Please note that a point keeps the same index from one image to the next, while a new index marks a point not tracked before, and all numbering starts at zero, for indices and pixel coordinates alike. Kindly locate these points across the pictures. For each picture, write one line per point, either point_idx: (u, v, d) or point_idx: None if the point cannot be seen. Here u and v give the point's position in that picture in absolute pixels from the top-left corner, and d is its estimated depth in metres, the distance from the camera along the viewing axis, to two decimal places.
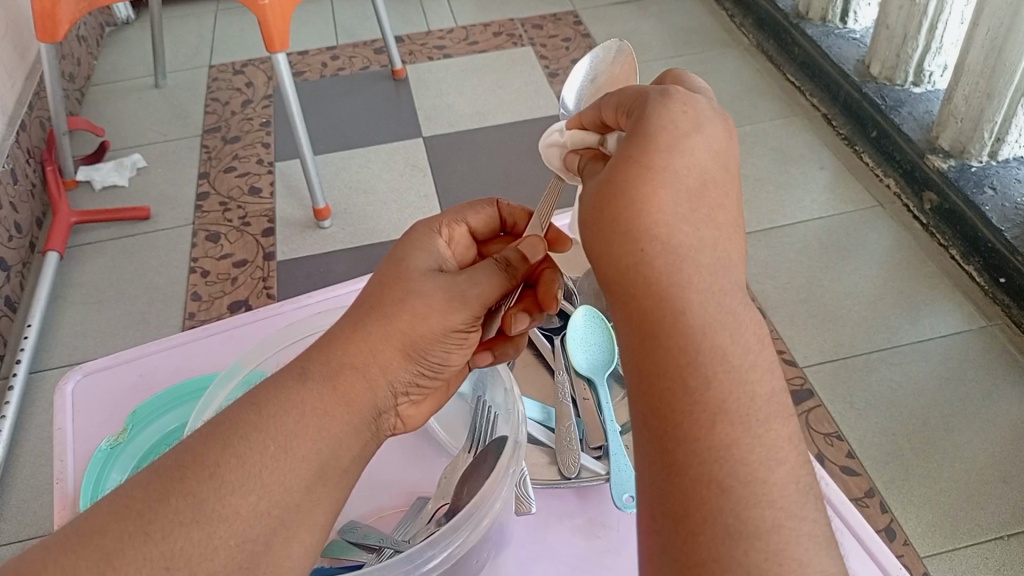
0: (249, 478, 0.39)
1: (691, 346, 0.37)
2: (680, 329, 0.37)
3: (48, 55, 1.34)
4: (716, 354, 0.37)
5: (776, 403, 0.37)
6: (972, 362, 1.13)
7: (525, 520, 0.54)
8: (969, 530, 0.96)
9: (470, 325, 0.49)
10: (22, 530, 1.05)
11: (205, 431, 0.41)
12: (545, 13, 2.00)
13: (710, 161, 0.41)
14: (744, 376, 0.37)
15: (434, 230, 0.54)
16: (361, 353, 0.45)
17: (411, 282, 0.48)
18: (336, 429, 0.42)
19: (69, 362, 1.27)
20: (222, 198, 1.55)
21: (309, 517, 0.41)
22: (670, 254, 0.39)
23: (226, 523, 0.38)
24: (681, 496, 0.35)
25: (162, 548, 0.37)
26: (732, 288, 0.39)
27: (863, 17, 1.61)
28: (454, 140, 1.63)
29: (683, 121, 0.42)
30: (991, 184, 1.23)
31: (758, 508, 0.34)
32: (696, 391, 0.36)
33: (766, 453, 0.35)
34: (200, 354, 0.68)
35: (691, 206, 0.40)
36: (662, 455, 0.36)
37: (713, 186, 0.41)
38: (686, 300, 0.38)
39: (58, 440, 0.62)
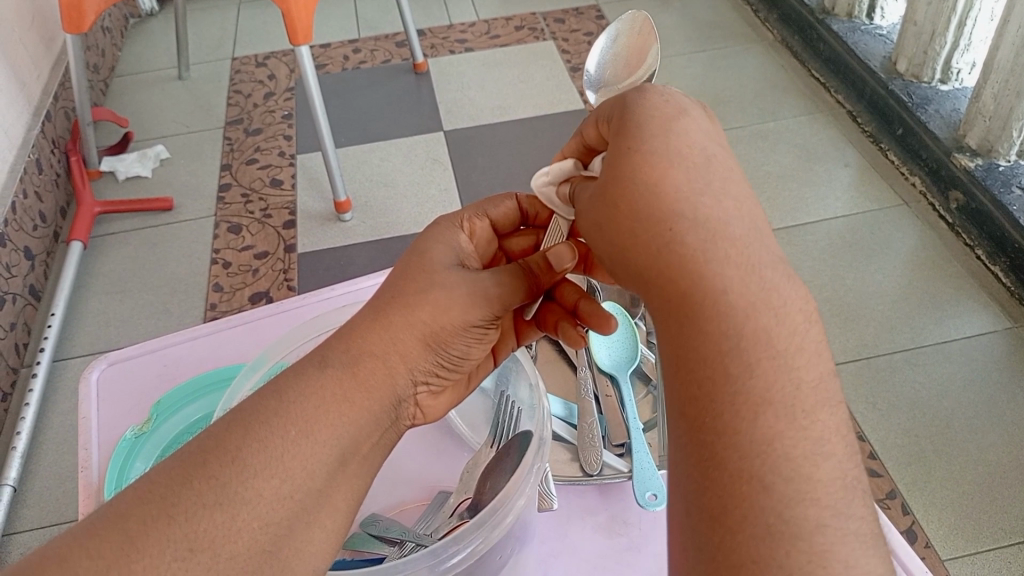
0: (272, 462, 0.39)
1: (730, 332, 0.37)
2: (717, 312, 0.37)
3: (75, 47, 1.35)
4: (753, 339, 0.37)
5: (824, 390, 0.37)
6: (997, 364, 1.12)
7: (547, 517, 0.54)
8: (992, 533, 0.95)
9: (489, 322, 0.49)
10: (46, 517, 1.06)
11: (228, 419, 0.41)
12: (567, 7, 1.99)
13: (704, 138, 0.42)
14: (789, 362, 0.36)
15: (456, 225, 0.54)
16: (381, 341, 0.45)
17: (434, 274, 0.48)
18: (357, 415, 0.42)
19: (91, 350, 1.28)
20: (244, 190, 1.56)
21: (331, 502, 0.41)
22: (701, 231, 0.38)
23: (250, 506, 0.38)
24: (719, 492, 0.35)
25: (186, 530, 0.36)
26: (768, 270, 0.38)
27: (890, 13, 1.58)
28: (475, 134, 1.63)
29: (669, 106, 0.43)
30: (1019, 184, 1.21)
31: (802, 506, 0.34)
32: (737, 380, 0.36)
33: (812, 447, 0.35)
34: (224, 345, 0.68)
35: (705, 181, 0.40)
36: (701, 449, 0.36)
37: (717, 162, 0.41)
38: (722, 282, 0.37)
39: (83, 429, 0.62)
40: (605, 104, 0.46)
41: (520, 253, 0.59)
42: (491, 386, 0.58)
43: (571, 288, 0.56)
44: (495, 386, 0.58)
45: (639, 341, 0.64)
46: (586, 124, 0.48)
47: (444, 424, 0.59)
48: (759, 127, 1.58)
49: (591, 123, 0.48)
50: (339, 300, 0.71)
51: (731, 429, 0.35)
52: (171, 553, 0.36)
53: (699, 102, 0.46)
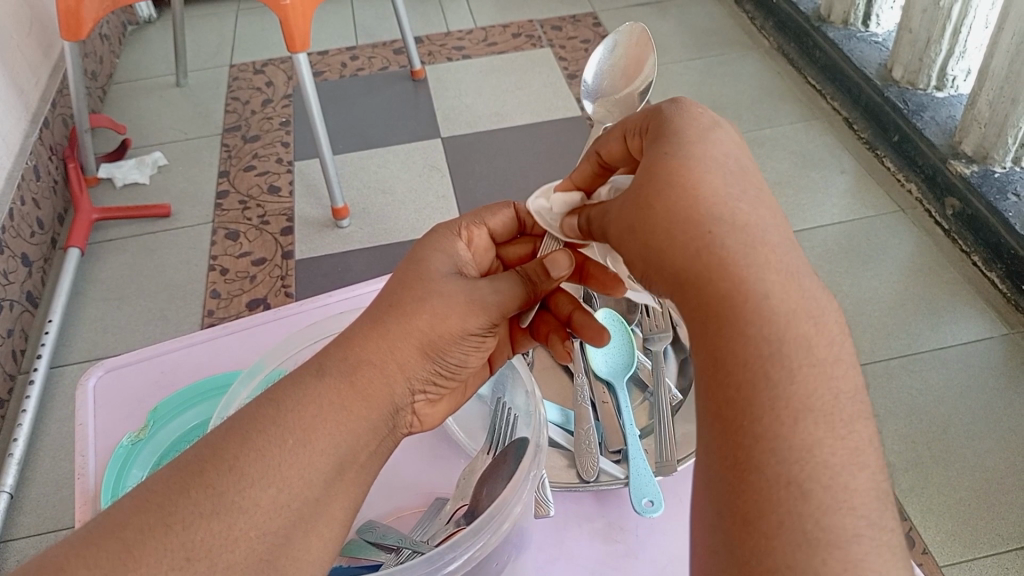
0: (269, 471, 0.39)
1: (771, 336, 0.36)
2: (756, 318, 0.37)
3: (73, 54, 1.36)
4: (793, 344, 0.36)
5: (859, 403, 0.36)
6: (994, 370, 1.12)
7: (543, 523, 0.54)
8: (989, 539, 0.95)
9: (487, 329, 0.50)
10: (42, 524, 1.06)
11: (224, 427, 0.41)
12: (564, 14, 2.00)
13: (738, 152, 0.43)
14: (827, 371, 0.36)
15: (453, 232, 0.54)
16: (380, 350, 0.45)
17: (433, 282, 0.48)
18: (355, 424, 0.43)
19: (88, 357, 1.28)
20: (242, 197, 1.56)
21: (328, 511, 0.41)
22: (741, 238, 0.38)
23: (247, 515, 0.38)
24: (755, 495, 0.34)
25: (184, 539, 0.36)
26: (804, 280, 0.38)
27: (885, 20, 1.59)
28: (473, 141, 1.63)
29: (704, 118, 0.45)
30: (1014, 190, 1.22)
31: (838, 515, 0.33)
32: (777, 384, 0.35)
33: (849, 457, 0.34)
34: (222, 353, 0.68)
35: (741, 188, 0.41)
36: (734, 452, 0.35)
37: (752, 176, 0.42)
38: (763, 284, 0.37)
39: (80, 436, 0.62)
40: (635, 117, 0.48)
41: (517, 260, 0.59)
42: (488, 393, 0.58)
43: (565, 298, 0.57)
44: (492, 392, 0.58)
45: (636, 347, 0.63)
46: (611, 137, 0.49)
47: (441, 430, 0.59)
48: (755, 134, 1.58)
49: (617, 137, 0.49)
50: (337, 307, 0.71)
51: (767, 433, 0.35)
52: (168, 563, 0.36)
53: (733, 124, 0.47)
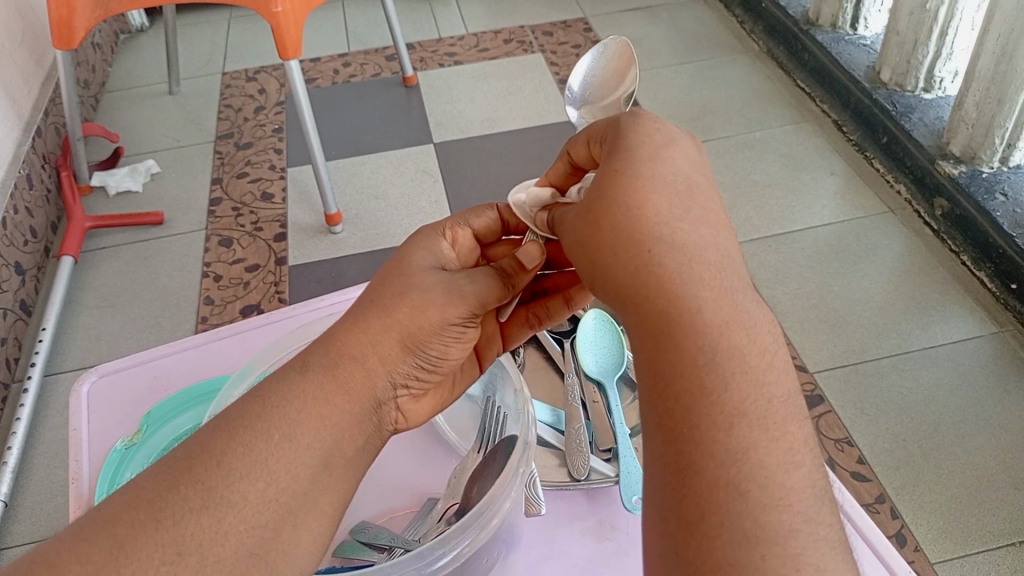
0: (256, 466, 0.40)
1: (706, 346, 0.38)
2: (694, 331, 0.39)
3: (65, 62, 1.36)
4: (727, 354, 0.38)
5: (792, 405, 0.38)
6: (983, 368, 1.13)
7: (535, 522, 0.54)
8: (980, 536, 0.95)
9: (468, 320, 0.50)
10: (37, 532, 1.06)
11: (213, 425, 0.42)
12: (555, 20, 2.01)
13: (689, 168, 0.45)
14: (759, 378, 0.38)
15: (439, 232, 0.55)
16: (361, 344, 0.45)
17: (412, 277, 0.49)
18: (339, 418, 0.43)
19: (82, 365, 1.28)
20: (235, 204, 1.56)
21: (317, 505, 0.41)
22: (678, 254, 0.41)
23: (236, 510, 0.38)
24: (696, 498, 0.36)
25: (173, 534, 0.37)
26: (740, 294, 0.41)
27: (873, 23, 1.60)
28: (465, 146, 1.64)
29: (658, 134, 0.46)
30: (1002, 190, 1.23)
31: (775, 512, 0.35)
32: (713, 391, 0.37)
33: (784, 456, 0.36)
34: (214, 357, 0.69)
35: (684, 209, 0.42)
36: (677, 458, 0.37)
37: (699, 192, 0.44)
38: (696, 300, 0.39)
39: (74, 441, 0.63)
40: (600, 123, 0.50)
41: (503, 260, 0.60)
42: (478, 393, 0.59)
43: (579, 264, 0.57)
44: (483, 392, 0.58)
45: (626, 349, 0.65)
46: (576, 142, 0.51)
47: (432, 430, 0.60)
48: (745, 137, 1.59)
49: (582, 142, 0.50)
50: (327, 310, 0.72)
51: (705, 438, 0.36)
52: (159, 557, 0.36)
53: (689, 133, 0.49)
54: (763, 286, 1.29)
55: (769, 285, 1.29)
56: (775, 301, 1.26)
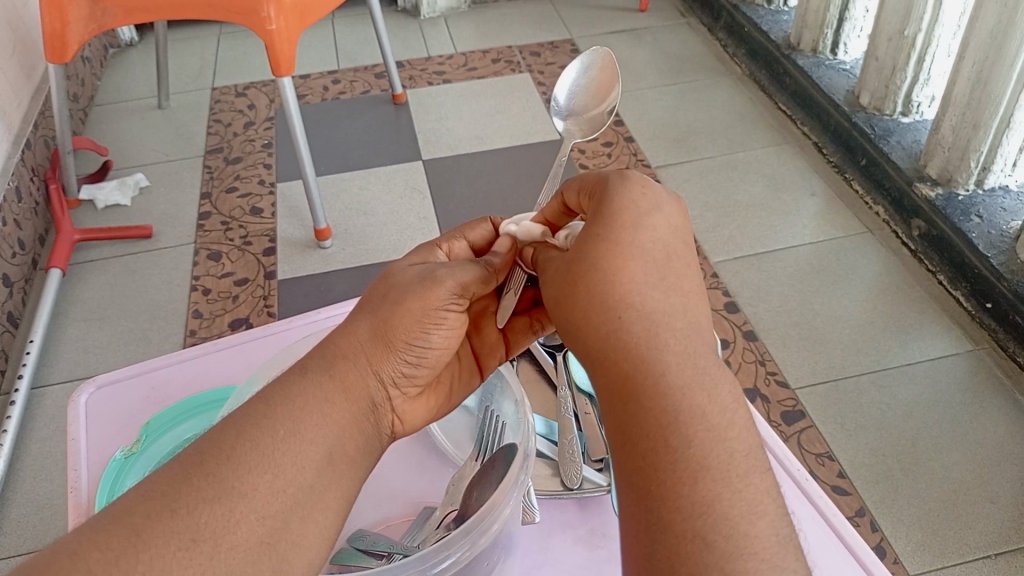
0: (264, 459, 0.41)
1: (670, 407, 0.41)
2: (659, 393, 0.41)
3: (57, 76, 1.37)
4: (691, 414, 0.40)
5: (754, 459, 0.40)
6: (960, 385, 1.16)
7: (528, 530, 0.56)
8: (957, 549, 0.98)
9: (451, 303, 0.51)
10: (22, 544, 1.06)
11: (221, 424, 0.43)
12: (542, 41, 2.04)
13: (668, 234, 0.46)
14: (723, 434, 0.40)
15: (434, 244, 0.58)
16: (350, 346, 0.48)
17: (392, 278, 0.51)
18: (337, 414, 0.45)
19: (69, 377, 1.28)
20: (224, 218, 1.57)
21: (321, 499, 0.42)
22: (645, 320, 0.43)
23: (246, 500, 0.40)
24: (665, 553, 0.38)
25: (187, 522, 0.38)
26: (702, 356, 0.43)
27: (852, 49, 1.65)
28: (454, 164, 1.66)
29: (644, 200, 0.47)
30: (978, 212, 1.26)
31: (740, 561, 0.37)
32: (678, 449, 0.40)
33: (746, 509, 0.38)
34: (213, 369, 0.70)
35: (659, 276, 0.44)
36: (648, 514, 0.39)
37: (675, 260, 0.46)
38: (662, 365, 0.42)
39: (72, 450, 0.63)
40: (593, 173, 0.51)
41: None
42: (474, 405, 0.60)
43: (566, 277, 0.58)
44: (479, 404, 0.60)
45: None
46: (568, 188, 0.52)
47: (429, 441, 0.61)
48: (729, 158, 1.63)
49: (573, 189, 0.52)
50: (324, 323, 0.73)
51: (670, 492, 0.39)
52: (176, 544, 0.37)
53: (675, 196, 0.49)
54: (746, 303, 1.31)
55: (752, 302, 1.31)
56: (757, 318, 1.28)
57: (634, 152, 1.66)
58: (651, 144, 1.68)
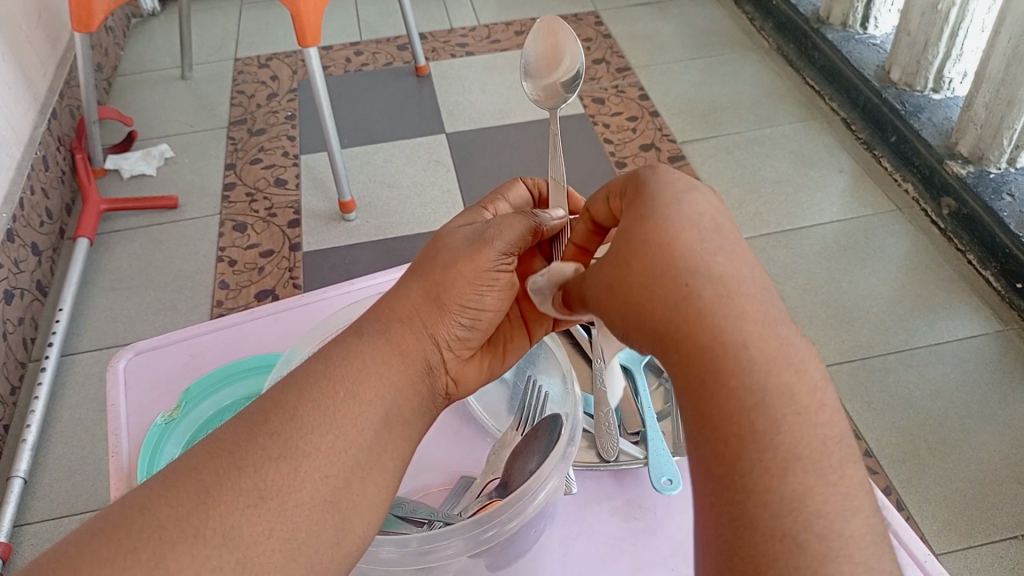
0: (325, 420, 0.42)
1: (755, 388, 0.36)
2: (741, 370, 0.36)
3: (83, 45, 1.36)
4: (778, 395, 0.36)
5: (846, 446, 0.36)
6: (989, 365, 1.15)
7: (566, 501, 0.57)
8: (983, 528, 0.98)
9: (500, 263, 0.50)
10: (56, 509, 1.08)
11: (281, 384, 0.44)
12: (566, 14, 2.02)
13: (713, 208, 0.41)
14: (813, 419, 0.36)
15: (479, 206, 0.58)
16: (404, 307, 0.48)
17: (443, 239, 0.51)
18: (393, 377, 0.45)
19: (99, 345, 1.29)
20: (249, 189, 1.58)
21: (380, 460, 0.43)
22: (717, 290, 0.37)
23: (310, 459, 0.41)
24: (751, 552, 0.34)
25: (255, 479, 0.39)
26: (781, 326, 0.38)
27: (883, 23, 1.62)
28: (478, 137, 1.65)
29: (681, 181, 0.42)
30: (1009, 191, 1.24)
31: (835, 564, 0.33)
32: (764, 436, 0.35)
33: (841, 504, 0.34)
34: (249, 337, 0.70)
35: (717, 244, 0.39)
36: (730, 509, 0.35)
37: (729, 229, 0.41)
38: (742, 343, 0.36)
39: (112, 415, 0.64)
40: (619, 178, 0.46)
41: None
42: (512, 375, 0.60)
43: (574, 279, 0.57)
44: (518, 374, 0.60)
45: None
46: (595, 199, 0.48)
47: (467, 413, 0.62)
48: (755, 133, 1.61)
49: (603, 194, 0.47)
50: (360, 293, 0.73)
51: (757, 486, 0.35)
52: (244, 500, 0.39)
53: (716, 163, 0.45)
54: (772, 281, 1.31)
55: (778, 279, 1.31)
56: (783, 295, 1.28)
57: (659, 127, 1.64)
58: (676, 119, 1.66)
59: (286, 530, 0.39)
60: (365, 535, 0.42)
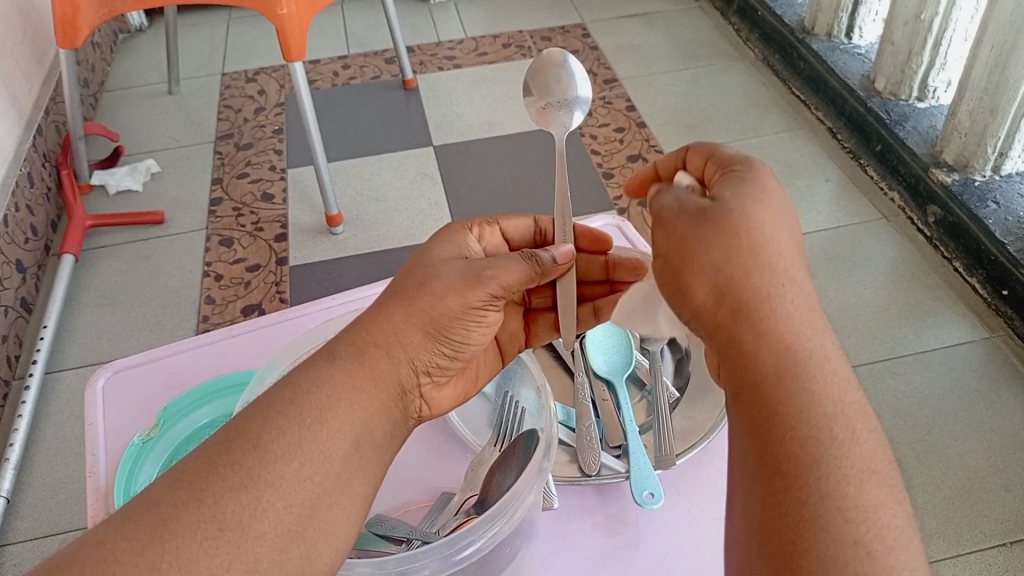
0: (290, 448, 0.42)
1: (801, 376, 0.42)
2: (792, 360, 0.43)
3: (68, 61, 1.36)
4: (817, 388, 0.42)
5: (869, 443, 0.41)
6: (976, 372, 1.15)
7: (548, 517, 0.56)
8: (972, 536, 0.97)
9: (488, 302, 0.52)
10: (38, 528, 1.07)
11: (246, 412, 0.44)
12: (553, 25, 2.03)
13: (781, 230, 0.47)
14: (842, 413, 0.41)
15: (466, 227, 0.58)
16: (385, 331, 0.48)
17: (434, 267, 0.52)
18: (364, 402, 0.46)
19: (84, 362, 1.29)
20: (236, 204, 1.57)
21: (349, 485, 0.43)
22: (770, 300, 0.44)
23: (273, 489, 0.41)
24: (773, 508, 0.39)
25: (214, 511, 0.40)
26: (839, 364, 0.44)
27: (868, 33, 1.63)
28: (465, 150, 1.65)
29: (758, 201, 0.48)
30: (994, 198, 1.25)
31: (842, 528, 0.38)
32: (803, 413, 0.41)
33: (858, 479, 0.39)
34: (229, 354, 0.70)
35: (781, 262, 0.46)
36: (765, 468, 0.40)
37: (791, 253, 0.47)
38: (812, 372, 0.42)
39: (90, 435, 0.64)
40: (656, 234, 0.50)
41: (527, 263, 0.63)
42: (492, 391, 0.61)
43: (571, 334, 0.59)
44: (498, 390, 0.60)
45: (633, 347, 0.64)
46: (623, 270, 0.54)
47: (445, 427, 0.61)
48: (742, 143, 1.61)
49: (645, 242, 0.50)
50: (341, 308, 0.73)
51: (818, 494, 0.39)
52: (203, 533, 0.39)
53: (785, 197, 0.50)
54: None
55: None
56: None
57: (646, 137, 1.65)
58: (663, 130, 1.66)
59: (246, 562, 0.39)
60: (333, 561, 0.42)
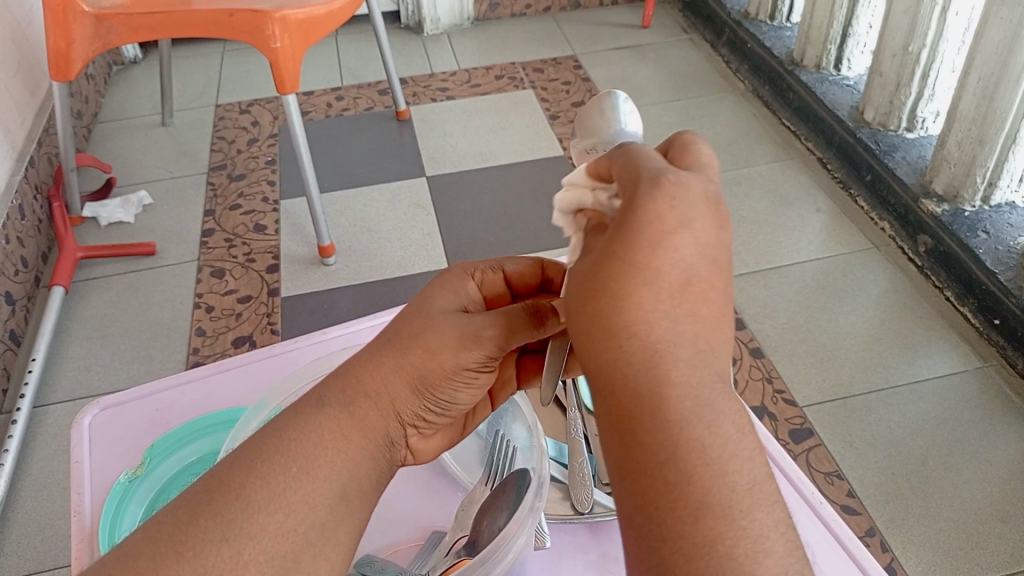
0: (275, 498, 0.42)
1: (672, 442, 0.33)
2: (661, 421, 0.33)
3: (61, 93, 1.36)
4: (695, 449, 0.33)
5: (761, 494, 0.33)
6: (969, 403, 1.15)
7: (539, 556, 0.55)
8: (969, 569, 0.96)
9: (483, 364, 0.49)
10: (22, 565, 1.05)
11: (230, 459, 0.44)
12: (545, 57, 2.05)
13: (692, 251, 0.36)
14: (726, 472, 0.33)
15: (467, 272, 0.54)
16: (375, 381, 0.47)
17: (432, 318, 0.49)
18: (352, 451, 0.45)
19: (71, 395, 1.27)
20: (228, 235, 1.57)
21: (333, 535, 0.42)
22: (650, 348, 0.34)
23: (255, 541, 0.41)
24: None
25: (194, 565, 0.39)
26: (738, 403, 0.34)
27: (856, 64, 1.64)
28: (458, 181, 1.66)
29: (669, 215, 0.36)
30: (984, 228, 1.25)
31: None
32: (676, 488, 0.32)
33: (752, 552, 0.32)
34: (219, 389, 0.69)
35: (671, 296, 0.35)
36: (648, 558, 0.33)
37: (695, 275, 0.35)
38: (690, 434, 0.33)
39: (76, 473, 0.63)
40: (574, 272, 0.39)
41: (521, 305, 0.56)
42: (484, 428, 0.59)
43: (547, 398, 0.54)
44: (490, 428, 0.59)
45: None
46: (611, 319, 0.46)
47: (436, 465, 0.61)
48: (733, 173, 1.62)
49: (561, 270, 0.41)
50: (334, 342, 0.73)
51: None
52: None
53: (718, 199, 0.38)
54: (753, 320, 1.30)
55: (759, 318, 1.30)
56: (764, 334, 1.28)
57: None
58: None
59: None
60: None
